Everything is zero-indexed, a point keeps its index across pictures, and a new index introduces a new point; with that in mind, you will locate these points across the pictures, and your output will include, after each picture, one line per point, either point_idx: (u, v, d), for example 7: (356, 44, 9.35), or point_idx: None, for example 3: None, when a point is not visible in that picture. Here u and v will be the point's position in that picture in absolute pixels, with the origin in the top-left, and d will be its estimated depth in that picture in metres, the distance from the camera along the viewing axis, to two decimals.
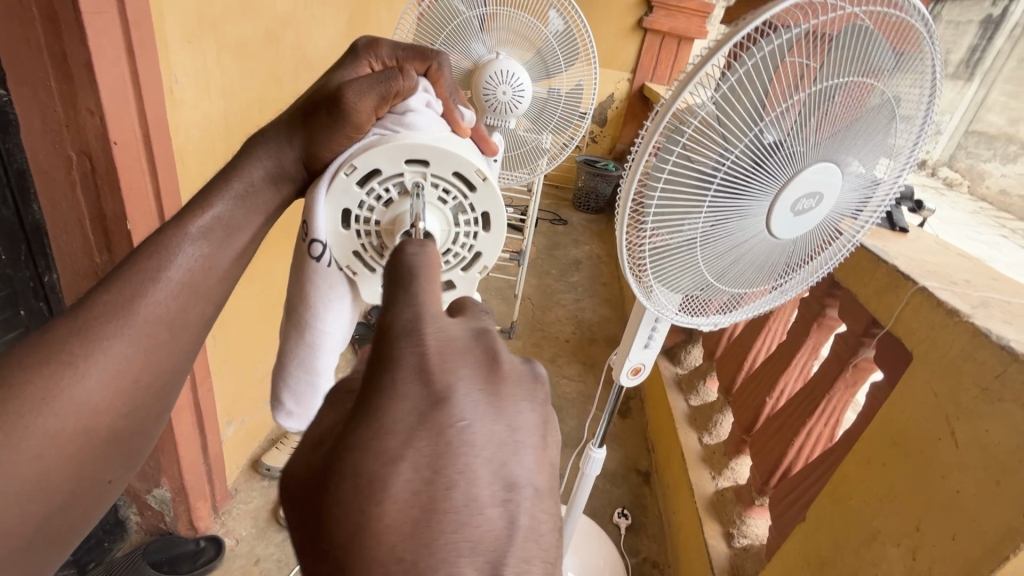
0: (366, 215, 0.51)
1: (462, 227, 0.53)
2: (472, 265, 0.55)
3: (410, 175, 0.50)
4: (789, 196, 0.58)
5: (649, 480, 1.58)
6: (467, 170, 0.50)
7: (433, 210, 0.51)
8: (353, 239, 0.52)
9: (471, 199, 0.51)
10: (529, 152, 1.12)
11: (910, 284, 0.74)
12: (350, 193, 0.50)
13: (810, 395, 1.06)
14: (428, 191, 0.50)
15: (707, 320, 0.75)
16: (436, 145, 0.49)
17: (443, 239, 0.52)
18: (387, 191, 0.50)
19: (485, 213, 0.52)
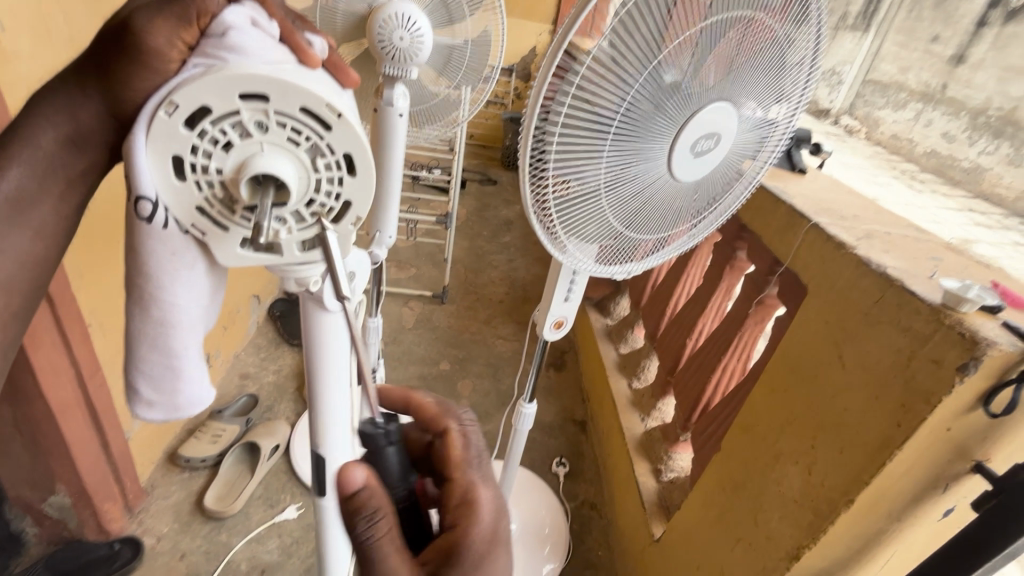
0: (199, 163, 0.37)
1: (323, 174, 0.39)
2: (343, 218, 0.42)
3: (246, 112, 0.36)
4: (686, 138, 0.58)
5: (585, 428, 1.64)
6: (318, 104, 0.36)
7: (285, 156, 0.38)
8: (187, 194, 0.39)
9: (330, 140, 0.38)
10: (439, 105, 1.09)
11: (804, 222, 0.78)
12: (172, 135, 0.36)
13: (723, 334, 1.12)
14: (273, 131, 0.37)
15: (621, 269, 0.75)
16: (270, 70, 0.35)
17: (301, 191, 0.39)
18: (222, 133, 0.37)
19: (352, 157, 0.39)
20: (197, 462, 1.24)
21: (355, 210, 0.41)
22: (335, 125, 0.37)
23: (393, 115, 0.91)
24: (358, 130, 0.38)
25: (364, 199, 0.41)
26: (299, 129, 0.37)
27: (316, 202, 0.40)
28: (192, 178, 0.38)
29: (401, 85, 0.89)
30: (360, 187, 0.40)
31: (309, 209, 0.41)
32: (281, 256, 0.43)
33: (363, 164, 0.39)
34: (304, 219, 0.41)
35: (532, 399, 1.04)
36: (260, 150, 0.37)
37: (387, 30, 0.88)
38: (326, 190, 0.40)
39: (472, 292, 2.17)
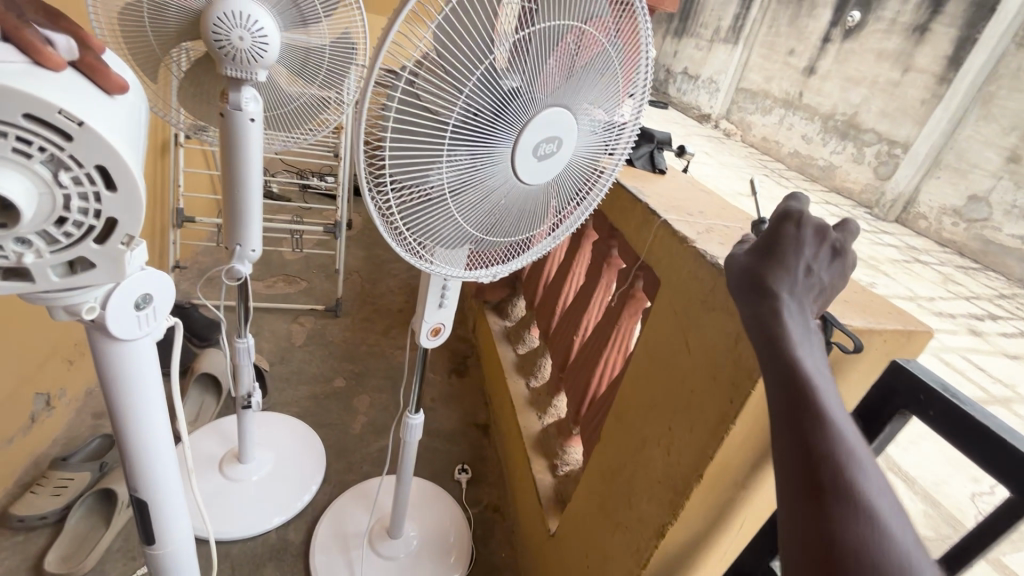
0: None
1: (71, 191, 0.36)
2: (111, 236, 0.40)
3: None
4: (528, 142, 0.59)
5: (487, 432, 1.64)
6: (46, 111, 0.33)
7: (11, 170, 0.34)
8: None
9: (74, 152, 0.35)
10: (301, 108, 1.04)
11: (655, 219, 0.83)
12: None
13: (603, 327, 1.17)
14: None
15: (486, 272, 0.75)
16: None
17: (41, 207, 0.36)
18: None
19: (106, 169, 0.36)
20: (33, 520, 1.06)
21: (123, 227, 0.39)
22: (76, 135, 0.34)
23: (243, 120, 0.84)
24: (108, 139, 0.36)
25: (130, 213, 0.39)
26: (26, 138, 0.33)
27: (68, 220, 0.37)
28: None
29: (249, 89, 0.83)
30: (122, 200, 0.38)
31: (60, 228, 0.37)
32: (33, 283, 0.40)
33: (120, 175, 0.37)
34: (55, 239, 0.38)
35: (418, 409, 1.02)
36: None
37: (225, 29, 0.80)
38: (77, 206, 0.37)
39: (369, 303, 2.09)
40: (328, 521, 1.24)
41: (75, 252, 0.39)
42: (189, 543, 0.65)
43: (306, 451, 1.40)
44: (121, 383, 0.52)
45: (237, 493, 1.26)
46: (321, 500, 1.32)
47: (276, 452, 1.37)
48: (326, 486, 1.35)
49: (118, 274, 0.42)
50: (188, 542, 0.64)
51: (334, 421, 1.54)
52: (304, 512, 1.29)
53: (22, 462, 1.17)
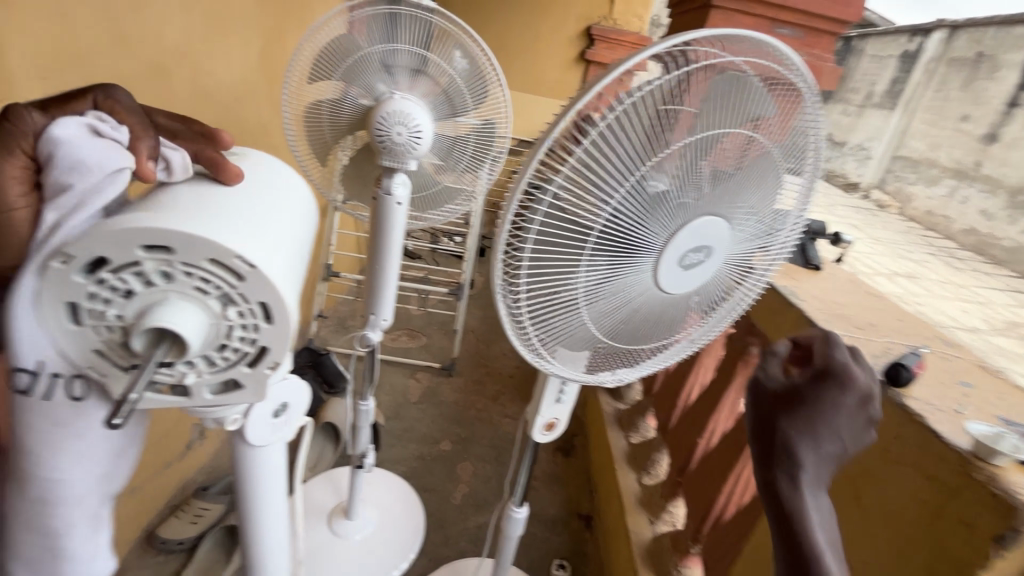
0: (100, 308, 0.40)
1: (233, 321, 0.42)
2: (259, 362, 0.45)
3: (150, 265, 0.39)
4: (677, 250, 0.55)
5: (590, 525, 1.51)
6: (228, 257, 0.40)
7: (191, 304, 0.41)
8: (92, 336, 0.42)
9: (242, 289, 0.41)
10: (445, 189, 1.11)
11: (814, 330, 0.72)
12: (75, 284, 0.39)
13: (737, 437, 1.03)
14: (180, 280, 0.40)
15: (611, 376, 0.70)
16: (175, 226, 0.39)
17: (210, 335, 0.42)
18: (125, 281, 0.39)
19: (265, 305, 0.42)
20: (173, 545, 1.17)
21: (271, 354, 0.44)
22: (246, 274, 0.41)
23: (392, 204, 0.91)
24: (267, 278, 0.41)
25: (277, 341, 0.44)
26: (208, 279, 0.41)
27: (228, 345, 0.43)
28: (93, 323, 0.41)
29: (400, 175, 0.90)
30: (273, 331, 0.43)
31: (220, 352, 0.43)
32: (192, 397, 0.45)
33: (274, 311, 0.42)
34: (214, 361, 0.44)
35: (523, 502, 0.96)
36: (165, 298, 0.40)
37: (387, 126, 0.89)
38: (237, 333, 0.43)
39: (481, 365, 2.12)
40: None
41: (228, 374, 0.45)
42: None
43: (407, 515, 1.39)
44: (249, 470, 0.57)
45: (340, 550, 1.28)
46: (415, 572, 1.30)
47: (380, 512, 1.39)
48: (421, 557, 1.33)
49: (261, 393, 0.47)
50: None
51: (436, 486, 1.54)
52: None
53: (173, 485, 1.31)
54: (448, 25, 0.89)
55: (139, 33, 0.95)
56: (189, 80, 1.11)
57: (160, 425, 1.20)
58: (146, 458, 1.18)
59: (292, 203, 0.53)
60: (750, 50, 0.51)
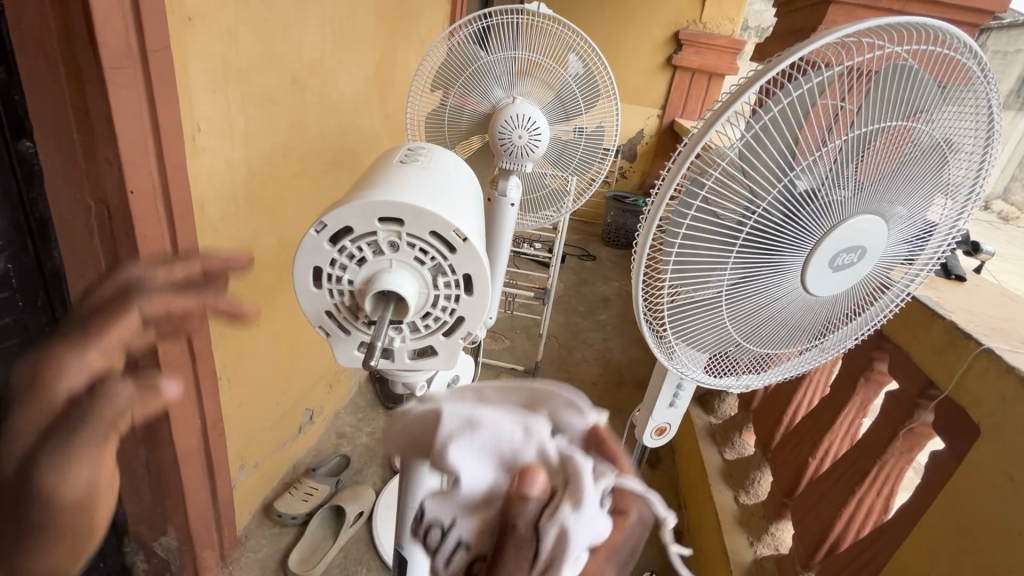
0: (338, 274, 0.51)
1: (441, 289, 0.52)
2: (454, 331, 0.55)
3: (384, 235, 0.49)
4: (828, 251, 0.53)
5: (680, 541, 1.46)
6: (447, 231, 0.49)
7: (410, 273, 0.51)
8: (327, 296, 0.52)
9: (452, 260, 0.51)
10: (552, 193, 1.12)
11: (971, 345, 0.66)
12: (323, 253, 0.50)
13: (858, 460, 0.95)
14: (404, 252, 0.50)
15: (736, 382, 0.68)
16: (409, 203, 0.48)
17: (420, 303, 0.52)
18: (361, 250, 0.50)
19: (468, 276, 0.51)
20: (288, 519, 1.28)
21: (465, 323, 0.55)
22: (459, 248, 0.50)
23: (505, 205, 0.95)
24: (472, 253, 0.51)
25: (473, 312, 0.54)
26: (425, 253, 0.50)
27: (430, 313, 0.54)
28: (332, 286, 0.52)
29: (514, 177, 0.94)
30: (470, 301, 0.53)
31: (423, 318, 0.54)
32: (395, 355, 0.56)
33: (476, 283, 0.52)
34: (418, 327, 0.54)
35: None
36: (391, 266, 0.51)
37: (509, 129, 0.93)
38: (441, 302, 0.53)
39: (564, 370, 2.12)
40: None
41: (427, 339, 0.55)
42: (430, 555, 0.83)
43: None
44: None
45: None
46: None
47: None
48: None
49: (450, 359, 0.57)
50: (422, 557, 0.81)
51: None
52: None
53: (287, 464, 1.43)
54: (567, 30, 0.92)
55: (283, 52, 1.05)
56: (319, 93, 1.22)
57: (279, 409, 1.31)
58: (267, 437, 1.29)
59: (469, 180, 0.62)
60: (917, 42, 0.49)
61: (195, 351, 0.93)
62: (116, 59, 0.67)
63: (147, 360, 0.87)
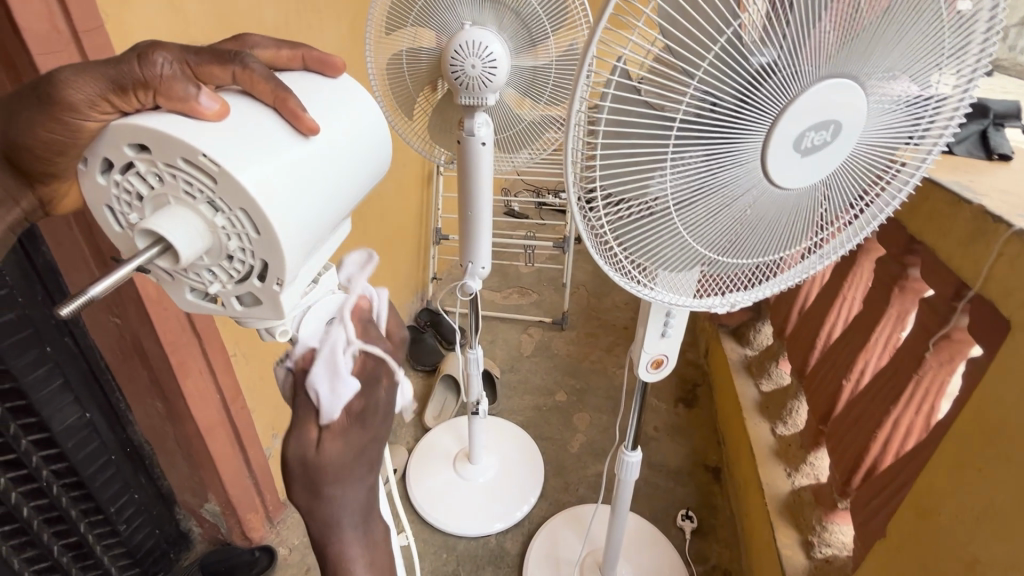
0: (120, 216, 0.37)
1: (222, 230, 0.36)
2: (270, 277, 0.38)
3: (139, 165, 0.35)
4: (786, 132, 0.45)
5: (719, 478, 1.42)
6: (194, 155, 0.34)
7: (179, 210, 0.35)
8: (125, 241, 0.38)
9: (221, 194, 0.35)
10: (531, 127, 1.06)
11: (1003, 227, 0.56)
12: (97, 188, 0.37)
13: (893, 376, 0.86)
14: (169, 182, 0.35)
15: (721, 301, 0.62)
16: (155, 123, 0.34)
17: (210, 246, 0.36)
18: (124, 186, 0.36)
19: (248, 212, 0.35)
20: None
21: (273, 269, 0.37)
22: (218, 177, 0.34)
23: (476, 145, 0.90)
24: (244, 178, 0.35)
25: (275, 256, 0.37)
26: (191, 181, 0.35)
27: (233, 257, 0.37)
28: (124, 228, 0.38)
29: (481, 115, 0.88)
30: (269, 242, 0.36)
31: (230, 264, 0.38)
32: (226, 308, 0.41)
33: (260, 220, 0.35)
34: (229, 274, 0.38)
35: (635, 446, 0.92)
36: (160, 204, 0.36)
37: (461, 59, 0.87)
38: (235, 243, 0.37)
39: (594, 318, 2.06)
40: (544, 539, 1.25)
41: (246, 288, 0.39)
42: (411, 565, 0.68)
43: (526, 463, 1.43)
44: None
45: (465, 492, 1.36)
46: (537, 514, 1.34)
47: (501, 460, 1.44)
48: (543, 502, 1.37)
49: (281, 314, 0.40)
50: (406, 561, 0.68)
51: (554, 435, 1.55)
52: (522, 524, 1.33)
53: None
54: None
55: (239, 17, 1.02)
56: None
57: None
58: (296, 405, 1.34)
59: (343, 101, 0.48)
60: None
61: (199, 330, 0.95)
62: (43, 43, 0.66)
63: (149, 340, 0.90)
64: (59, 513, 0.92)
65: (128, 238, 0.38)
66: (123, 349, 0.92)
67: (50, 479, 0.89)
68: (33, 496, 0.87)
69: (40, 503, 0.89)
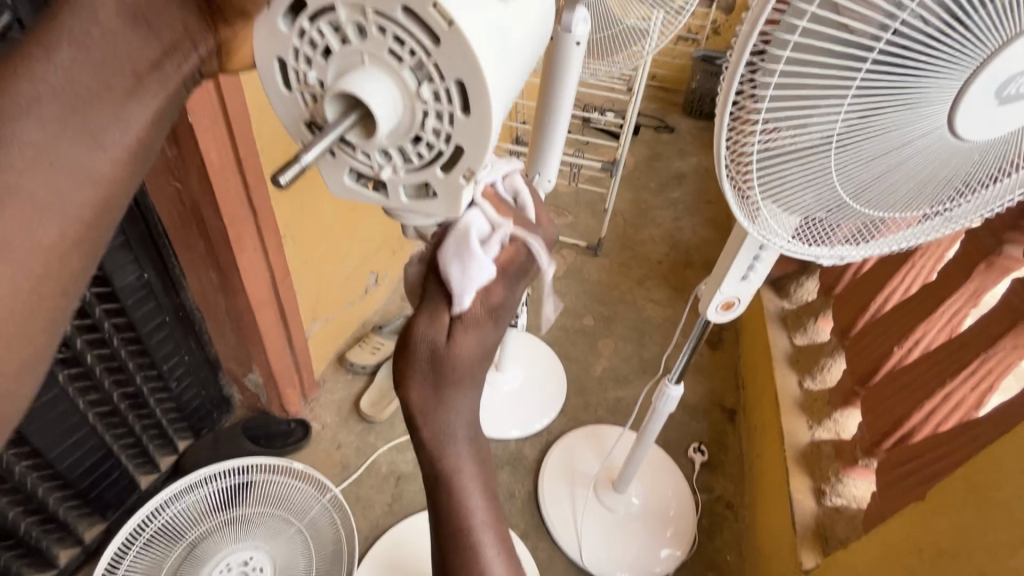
0: (304, 72, 0.35)
1: (427, 104, 0.34)
2: (453, 166, 0.37)
3: (343, 15, 0.33)
4: (1001, 73, 0.39)
5: (733, 419, 1.46)
6: (422, 7, 0.31)
7: (384, 75, 0.34)
8: (300, 103, 0.37)
9: (437, 61, 0.33)
10: (626, 33, 0.96)
11: None
12: (281, 37, 0.35)
13: (957, 350, 0.84)
14: (375, 39, 0.33)
15: (829, 253, 0.58)
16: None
17: (403, 120, 0.36)
18: (323, 37, 0.34)
19: (461, 87, 0.33)
20: (359, 368, 1.38)
21: (465, 158, 0.36)
22: (443, 38, 0.32)
23: (569, 43, 0.82)
24: (469, 43, 0.32)
25: (473, 143, 0.35)
26: (403, 42, 0.33)
27: (421, 139, 0.36)
28: (299, 88, 0.36)
29: (582, 9, 0.79)
30: (471, 126, 0.35)
31: (414, 147, 0.37)
32: (387, 196, 0.40)
33: (475, 97, 0.34)
34: (409, 157, 0.37)
35: (680, 381, 0.93)
36: (364, 64, 0.34)
37: None
38: (432, 124, 0.35)
39: (629, 249, 2.00)
40: (562, 450, 1.33)
41: (423, 175, 0.38)
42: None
43: (549, 380, 1.47)
44: None
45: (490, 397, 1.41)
46: (554, 428, 1.40)
47: (526, 373, 1.48)
48: (562, 417, 1.43)
49: (452, 209, 0.40)
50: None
51: (579, 357, 1.58)
52: (540, 434, 1.39)
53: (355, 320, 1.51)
54: None
55: None
56: None
57: (345, 269, 1.34)
58: (336, 294, 1.35)
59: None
60: None
61: (256, 206, 0.93)
62: None
63: (208, 210, 0.89)
64: (119, 364, 0.96)
65: (302, 103, 0.37)
66: (181, 216, 0.91)
67: (111, 332, 0.93)
68: (95, 345, 0.91)
69: (102, 352, 0.93)
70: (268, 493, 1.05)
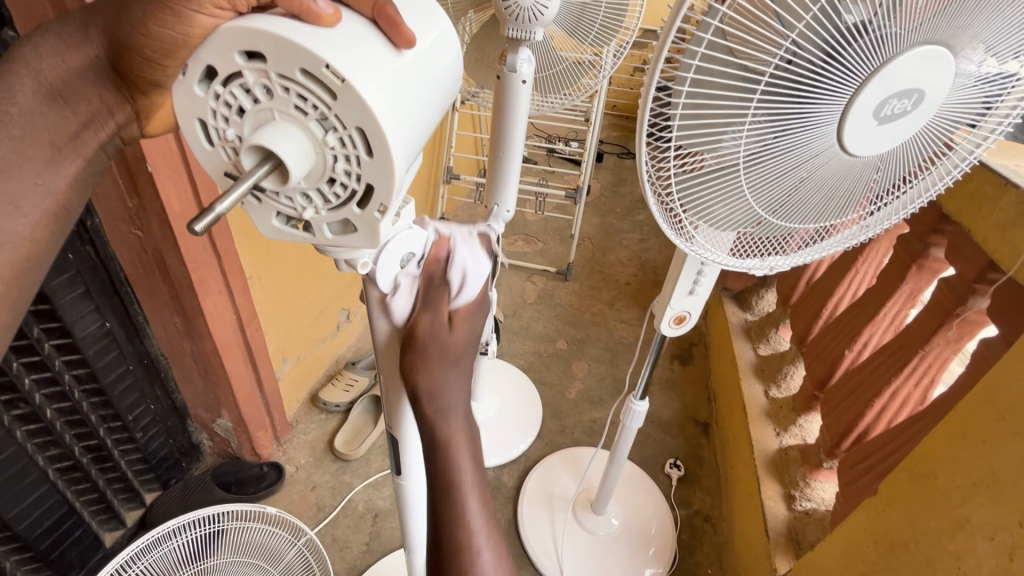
0: (221, 127, 0.37)
1: (335, 150, 0.36)
2: (368, 204, 0.39)
3: (250, 76, 0.35)
4: (872, 101, 0.45)
5: (707, 432, 1.49)
6: (316, 66, 0.33)
7: (293, 127, 0.36)
8: (220, 157, 0.39)
9: (338, 111, 0.35)
10: (571, 69, 1.02)
11: None
12: (195, 99, 0.37)
13: (898, 350, 0.89)
14: (280, 95, 0.35)
15: (760, 264, 0.62)
16: (269, 27, 0.33)
17: (315, 166, 0.37)
18: (233, 96, 0.36)
19: (363, 132, 0.35)
20: (332, 407, 1.37)
21: (377, 195, 0.38)
22: (339, 91, 0.34)
23: (516, 82, 0.87)
24: (364, 93, 0.34)
25: (383, 182, 0.37)
26: (304, 95, 0.35)
27: (336, 181, 0.38)
28: (219, 143, 0.38)
29: (525, 50, 0.85)
30: (377, 166, 0.37)
31: (331, 188, 0.39)
32: (315, 235, 0.42)
33: (375, 140, 0.35)
34: (328, 198, 0.39)
35: (644, 396, 0.95)
36: (272, 118, 0.36)
37: None
38: (342, 168, 0.37)
39: (598, 272, 2.05)
40: (540, 476, 1.33)
41: (343, 213, 0.40)
42: (424, 485, 0.72)
43: (524, 406, 1.48)
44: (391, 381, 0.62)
45: None
46: (532, 453, 1.41)
47: (502, 401, 1.48)
48: (539, 442, 1.44)
49: (373, 241, 0.41)
50: (419, 483, 0.72)
51: (553, 381, 1.60)
52: (518, 461, 1.40)
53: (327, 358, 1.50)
54: None
55: None
56: None
57: (313, 308, 1.34)
58: (307, 332, 1.35)
59: (440, 26, 0.45)
60: None
61: (219, 250, 0.95)
62: None
63: (172, 257, 0.90)
64: (80, 416, 0.94)
65: (222, 155, 0.39)
66: (144, 263, 0.92)
67: (72, 384, 0.92)
68: (55, 399, 0.90)
69: (63, 406, 0.91)
70: (242, 542, 1.02)
